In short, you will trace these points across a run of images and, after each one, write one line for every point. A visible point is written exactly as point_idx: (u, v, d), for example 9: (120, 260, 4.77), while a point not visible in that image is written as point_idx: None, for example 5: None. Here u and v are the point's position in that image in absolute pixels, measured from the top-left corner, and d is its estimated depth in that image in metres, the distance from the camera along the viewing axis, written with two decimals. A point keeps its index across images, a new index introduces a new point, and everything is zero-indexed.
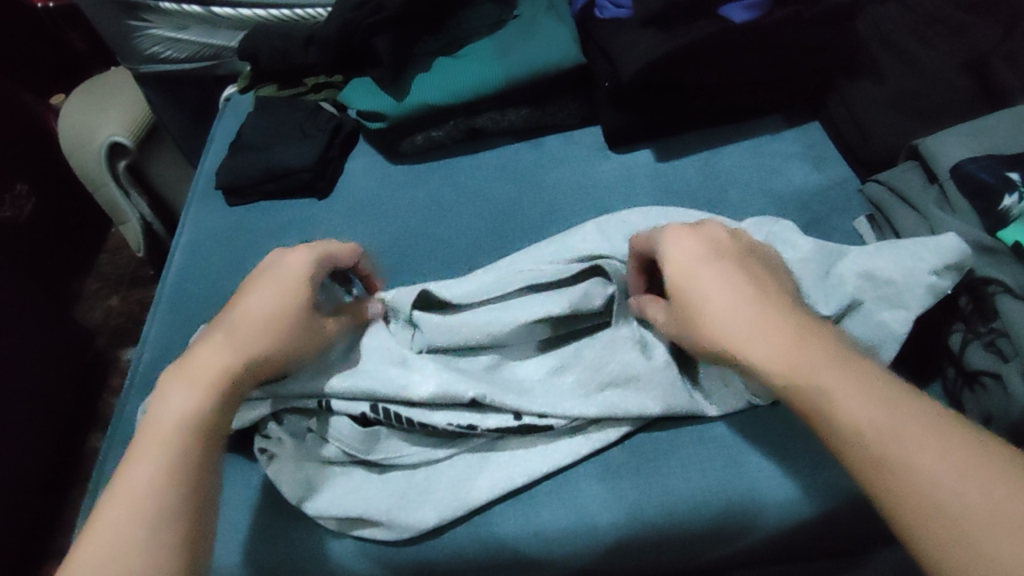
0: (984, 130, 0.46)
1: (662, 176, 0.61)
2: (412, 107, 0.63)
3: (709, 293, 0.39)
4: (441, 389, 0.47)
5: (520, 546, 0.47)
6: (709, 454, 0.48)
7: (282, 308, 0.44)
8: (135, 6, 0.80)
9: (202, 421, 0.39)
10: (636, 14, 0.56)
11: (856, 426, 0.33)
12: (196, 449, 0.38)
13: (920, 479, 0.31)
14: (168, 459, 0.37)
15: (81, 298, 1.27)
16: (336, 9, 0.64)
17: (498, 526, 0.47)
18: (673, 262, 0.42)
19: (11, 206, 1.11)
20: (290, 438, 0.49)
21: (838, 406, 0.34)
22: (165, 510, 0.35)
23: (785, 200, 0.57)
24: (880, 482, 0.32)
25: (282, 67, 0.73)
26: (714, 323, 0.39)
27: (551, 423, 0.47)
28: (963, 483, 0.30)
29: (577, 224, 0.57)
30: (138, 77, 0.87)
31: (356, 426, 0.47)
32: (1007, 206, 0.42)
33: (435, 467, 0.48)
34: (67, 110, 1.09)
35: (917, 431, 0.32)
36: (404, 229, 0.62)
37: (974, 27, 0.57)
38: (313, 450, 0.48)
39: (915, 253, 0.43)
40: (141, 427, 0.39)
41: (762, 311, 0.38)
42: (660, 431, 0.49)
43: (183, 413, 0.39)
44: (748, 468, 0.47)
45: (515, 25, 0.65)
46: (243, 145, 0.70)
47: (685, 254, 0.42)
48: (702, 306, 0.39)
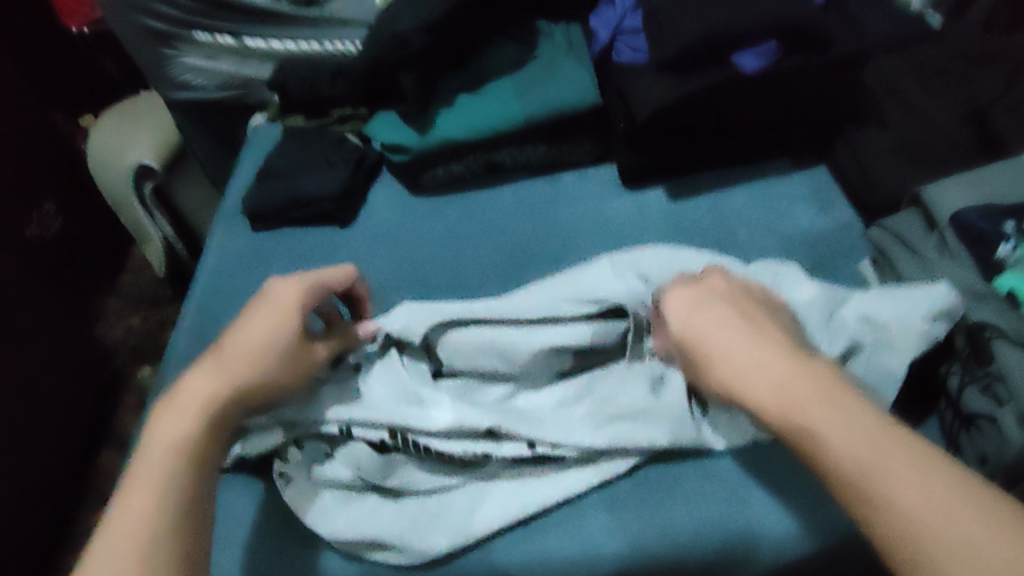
0: (985, 180, 0.48)
1: (673, 215, 0.63)
2: (435, 141, 0.66)
3: (704, 330, 0.41)
4: (459, 419, 0.49)
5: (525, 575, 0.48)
6: (712, 489, 0.49)
7: (278, 342, 0.45)
8: (170, 36, 0.84)
9: (190, 447, 0.40)
10: (652, 60, 0.59)
11: (842, 452, 0.33)
12: (190, 476, 0.39)
13: (897, 510, 0.31)
14: (162, 487, 0.38)
15: (102, 315, 1.30)
16: (365, 47, 0.67)
17: (506, 553, 0.48)
18: (680, 299, 0.43)
19: (39, 224, 1.14)
20: (308, 462, 0.50)
21: (828, 441, 0.34)
22: (158, 529, 0.36)
23: (793, 240, 0.59)
24: (866, 515, 0.32)
25: (310, 99, 0.76)
26: (718, 355, 0.40)
27: (562, 452, 0.49)
28: (943, 517, 0.30)
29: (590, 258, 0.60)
30: (170, 103, 0.91)
31: (374, 452, 0.49)
32: (1002, 254, 0.44)
33: (447, 494, 0.50)
34: (97, 132, 1.13)
35: (907, 462, 0.32)
36: (419, 261, 0.64)
37: (978, 79, 0.60)
38: (328, 475, 0.50)
39: (909, 295, 0.45)
40: (139, 453, 0.40)
41: (761, 345, 0.39)
42: (664, 466, 0.51)
43: (174, 442, 0.40)
44: (751, 504, 0.48)
45: (536, 65, 0.68)
46: (270, 173, 0.72)
47: (693, 291, 0.43)
48: (704, 337, 0.41)
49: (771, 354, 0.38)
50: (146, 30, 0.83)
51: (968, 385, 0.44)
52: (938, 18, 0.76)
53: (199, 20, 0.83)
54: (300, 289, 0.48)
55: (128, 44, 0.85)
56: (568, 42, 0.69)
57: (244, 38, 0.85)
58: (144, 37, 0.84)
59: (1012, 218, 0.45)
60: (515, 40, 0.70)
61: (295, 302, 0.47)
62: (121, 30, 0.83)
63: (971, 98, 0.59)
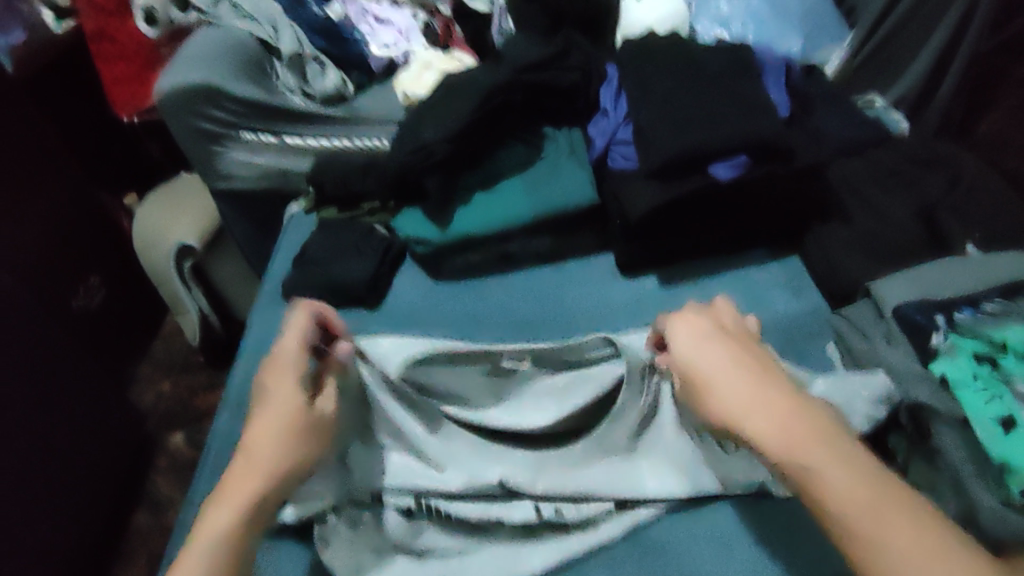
0: (920, 278, 0.58)
1: (665, 300, 0.71)
2: (454, 236, 0.76)
3: (707, 364, 0.50)
4: (471, 481, 0.59)
5: None
6: (699, 549, 0.56)
7: (292, 410, 0.52)
8: (219, 135, 0.96)
9: (235, 529, 0.47)
10: (641, 168, 0.69)
11: (834, 479, 0.43)
12: (233, 552, 0.46)
13: (869, 518, 0.41)
14: (214, 569, 0.45)
15: (136, 381, 1.38)
16: (394, 153, 0.77)
17: None
18: (685, 338, 0.52)
19: (85, 297, 1.24)
20: (346, 527, 0.57)
21: (824, 470, 0.43)
22: None
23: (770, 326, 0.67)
24: (850, 525, 0.42)
25: (343, 193, 0.86)
26: (723, 388, 0.49)
27: (562, 515, 0.58)
28: (904, 524, 0.41)
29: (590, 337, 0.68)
30: (215, 192, 1.02)
31: (403, 515, 0.58)
32: (935, 343, 0.53)
33: (467, 555, 0.56)
34: (143, 213, 1.24)
35: (878, 487, 0.42)
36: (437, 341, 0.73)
37: (925, 181, 0.69)
38: (364, 538, 0.57)
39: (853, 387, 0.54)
40: (192, 539, 0.46)
41: (757, 382, 0.48)
42: (656, 529, 0.58)
43: (221, 526, 0.47)
44: (734, 562, 0.54)
45: (542, 166, 0.78)
46: (308, 260, 0.82)
47: (693, 330, 0.53)
48: (709, 370, 0.50)
49: (762, 389, 0.47)
50: (199, 131, 0.95)
51: (914, 459, 0.53)
52: (900, 119, 0.86)
53: (247, 122, 0.95)
54: (292, 357, 0.55)
55: (182, 142, 0.96)
56: (570, 145, 0.79)
57: (284, 137, 0.98)
58: (196, 137, 0.95)
59: (941, 313, 0.54)
60: (523, 145, 0.80)
61: (293, 369, 0.55)
62: (177, 132, 0.95)
63: (919, 198, 0.68)
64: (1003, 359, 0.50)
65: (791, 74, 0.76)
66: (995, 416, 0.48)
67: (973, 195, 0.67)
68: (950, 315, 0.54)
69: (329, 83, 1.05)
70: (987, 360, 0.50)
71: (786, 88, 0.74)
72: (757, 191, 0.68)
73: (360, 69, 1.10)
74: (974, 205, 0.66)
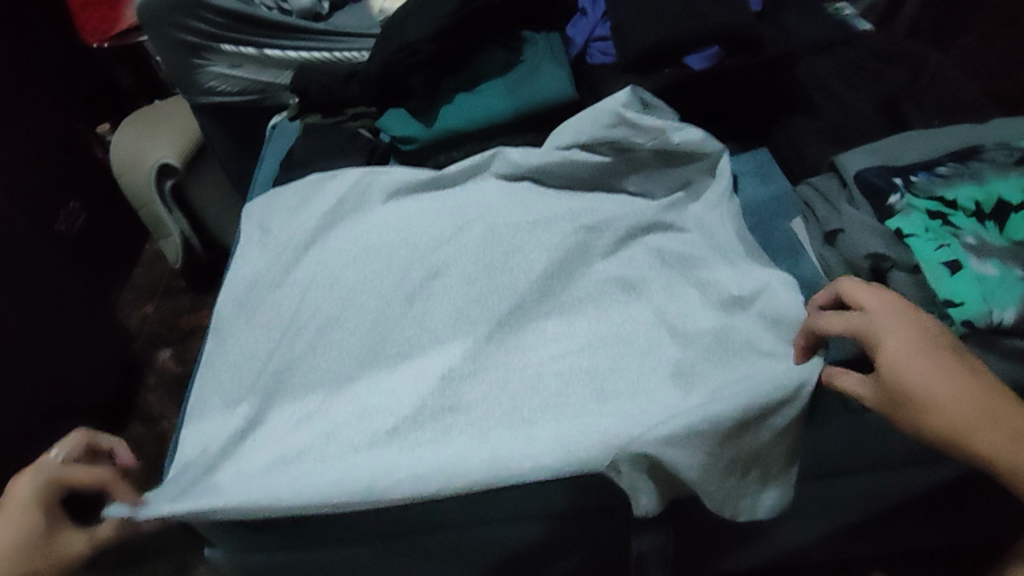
0: (886, 150, 0.60)
1: (671, 185, 0.69)
2: (439, 131, 0.77)
3: None
4: (537, 165, 0.69)
5: (592, 217, 0.66)
6: (618, 199, 0.69)
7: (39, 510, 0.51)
8: (200, 47, 0.96)
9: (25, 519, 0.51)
10: (618, 61, 0.70)
11: None
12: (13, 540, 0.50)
13: None
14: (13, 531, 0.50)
15: (119, 307, 1.39)
16: (378, 53, 0.78)
17: (606, 232, 0.65)
18: None
19: (66, 221, 1.24)
20: (531, 169, 0.70)
21: None
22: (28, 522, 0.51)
23: (725, 248, 0.63)
24: None
25: (327, 98, 0.88)
26: None
27: (585, 153, 0.68)
28: None
29: (311, 254, 0.69)
30: (196, 106, 1.02)
31: (518, 166, 0.70)
32: (893, 202, 0.54)
33: (564, 155, 0.68)
34: (120, 137, 1.24)
35: None
36: (276, 255, 0.70)
37: (888, 75, 0.71)
38: (499, 168, 0.71)
39: (659, 249, 0.64)
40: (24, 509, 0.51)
41: None
42: (606, 187, 0.70)
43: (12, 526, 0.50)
44: (708, 223, 0.65)
45: (523, 68, 0.79)
46: (293, 161, 0.83)
47: None
48: None
49: None
50: (180, 44, 0.95)
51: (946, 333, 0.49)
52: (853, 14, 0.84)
53: (227, 33, 0.96)
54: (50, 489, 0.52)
55: (159, 54, 0.96)
56: (551, 46, 0.80)
57: (266, 49, 0.97)
58: (178, 51, 0.95)
59: (899, 176, 0.56)
60: (504, 47, 0.81)
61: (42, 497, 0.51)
62: (158, 46, 0.95)
63: (883, 90, 0.70)
64: (953, 217, 0.52)
65: None
66: (946, 271, 0.50)
67: (933, 83, 0.69)
68: (906, 178, 0.55)
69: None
70: (1011, 205, 0.52)
71: None
72: (748, 77, 0.70)
73: None
74: (935, 93, 0.69)
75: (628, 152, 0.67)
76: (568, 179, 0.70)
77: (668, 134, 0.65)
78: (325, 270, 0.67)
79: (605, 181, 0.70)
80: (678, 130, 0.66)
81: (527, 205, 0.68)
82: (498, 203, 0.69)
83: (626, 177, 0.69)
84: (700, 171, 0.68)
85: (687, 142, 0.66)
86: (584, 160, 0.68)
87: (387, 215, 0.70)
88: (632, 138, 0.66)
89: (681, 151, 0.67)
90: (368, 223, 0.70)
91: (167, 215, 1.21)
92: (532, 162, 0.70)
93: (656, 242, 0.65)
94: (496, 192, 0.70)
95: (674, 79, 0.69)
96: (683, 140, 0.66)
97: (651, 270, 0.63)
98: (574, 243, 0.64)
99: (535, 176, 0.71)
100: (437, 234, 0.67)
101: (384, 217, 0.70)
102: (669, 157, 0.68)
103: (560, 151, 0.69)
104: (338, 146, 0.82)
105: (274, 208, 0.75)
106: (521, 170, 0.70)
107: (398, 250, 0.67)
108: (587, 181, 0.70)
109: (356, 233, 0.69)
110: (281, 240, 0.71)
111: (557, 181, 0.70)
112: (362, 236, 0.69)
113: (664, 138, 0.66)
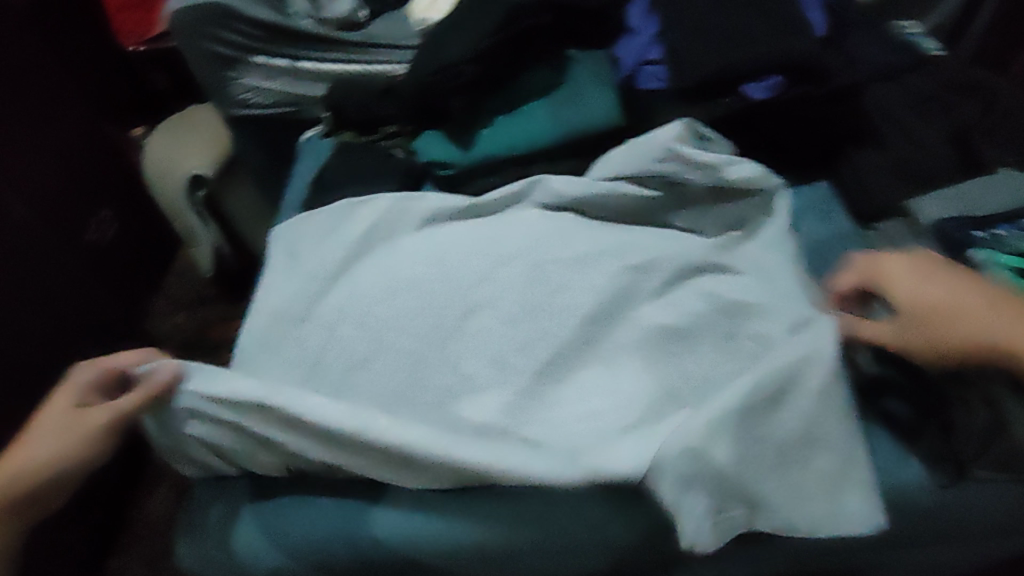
0: (958, 196, 0.61)
1: (728, 224, 0.65)
2: (479, 157, 0.74)
3: None
4: (582, 196, 0.66)
5: (642, 257, 0.62)
6: (669, 234, 0.65)
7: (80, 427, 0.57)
8: (234, 60, 0.94)
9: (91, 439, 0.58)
10: (672, 88, 0.66)
11: None
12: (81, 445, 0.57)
13: None
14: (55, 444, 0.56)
15: (150, 314, 1.39)
16: (417, 74, 0.75)
17: (656, 276, 0.61)
18: None
19: (97, 229, 1.23)
20: (574, 199, 0.66)
21: None
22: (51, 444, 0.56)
23: (784, 296, 0.59)
24: None
25: (363, 117, 0.85)
26: None
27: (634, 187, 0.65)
28: None
29: (340, 286, 0.66)
30: (229, 119, 1.01)
31: (560, 196, 0.67)
32: (976, 255, 0.56)
33: (610, 187, 0.65)
34: (153, 143, 1.23)
35: None
36: (305, 288, 0.67)
37: (959, 107, 0.67)
38: (540, 198, 0.67)
39: (712, 295, 0.60)
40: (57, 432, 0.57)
41: None
42: (655, 223, 0.66)
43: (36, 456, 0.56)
44: (766, 266, 0.61)
45: (567, 90, 0.75)
46: (327, 184, 0.80)
47: None
48: None
49: None
50: (214, 56, 0.93)
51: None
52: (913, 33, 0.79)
53: (264, 46, 0.94)
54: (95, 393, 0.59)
55: (195, 67, 0.95)
56: (596, 67, 0.76)
57: (301, 62, 0.95)
58: (213, 64, 0.94)
59: (981, 227, 0.58)
60: (547, 67, 0.77)
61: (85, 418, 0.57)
62: (192, 58, 0.94)
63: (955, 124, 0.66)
64: None
65: None
66: None
67: (1005, 119, 0.66)
68: (990, 231, 0.57)
69: (341, 9, 1.02)
70: None
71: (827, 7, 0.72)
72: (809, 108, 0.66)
73: None
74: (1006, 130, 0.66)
75: (681, 186, 0.64)
76: (614, 211, 0.66)
77: (725, 168, 0.62)
78: (357, 304, 0.64)
79: (654, 216, 0.66)
80: (735, 163, 0.62)
81: (571, 242, 0.64)
82: (541, 238, 0.64)
83: (675, 214, 0.66)
84: (759, 209, 0.64)
85: (749, 178, 0.62)
86: (632, 192, 0.64)
87: (422, 246, 0.67)
88: (685, 171, 0.63)
89: (739, 187, 0.63)
90: (401, 253, 0.67)
91: (196, 223, 1.21)
92: (577, 193, 0.66)
93: (709, 288, 0.61)
94: (538, 223, 0.66)
95: (731, 110, 0.65)
96: (743, 176, 0.62)
97: (704, 321, 0.59)
98: (621, 287, 0.61)
99: (579, 207, 0.67)
100: (475, 270, 0.63)
101: (420, 250, 0.67)
102: (724, 192, 0.64)
103: (606, 183, 0.65)
104: (373, 168, 0.79)
105: (303, 235, 0.73)
106: (564, 200, 0.67)
107: (430, 286, 0.63)
108: (634, 215, 0.66)
109: (388, 263, 0.66)
110: (309, 270, 0.68)
111: (602, 214, 0.67)
112: (396, 267, 0.65)
113: (718, 174, 0.62)
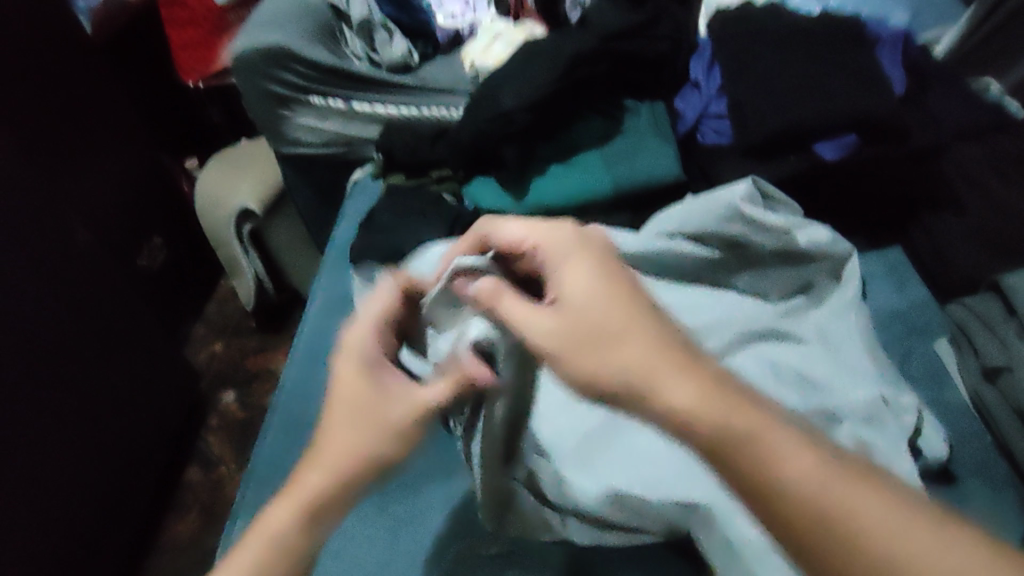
0: None
1: (792, 286, 0.61)
2: (532, 207, 0.72)
3: None
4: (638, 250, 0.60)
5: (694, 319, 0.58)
6: (726, 297, 0.61)
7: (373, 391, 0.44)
8: (288, 98, 0.95)
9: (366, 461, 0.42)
10: (736, 143, 0.64)
11: None
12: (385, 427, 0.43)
13: None
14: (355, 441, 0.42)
15: (189, 341, 1.39)
16: (472, 119, 0.74)
17: (712, 337, 0.57)
18: None
19: (148, 256, 1.26)
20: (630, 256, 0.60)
21: None
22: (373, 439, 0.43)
23: (851, 366, 0.55)
24: None
25: (413, 160, 0.84)
26: None
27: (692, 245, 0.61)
28: None
29: None
30: (282, 156, 1.01)
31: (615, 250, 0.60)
32: None
33: (667, 243, 0.60)
34: (205, 175, 1.25)
35: None
36: None
37: None
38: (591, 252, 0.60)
39: (774, 360, 0.56)
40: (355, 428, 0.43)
41: None
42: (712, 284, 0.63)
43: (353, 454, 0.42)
44: (829, 332, 0.58)
45: (625, 140, 0.73)
46: (375, 224, 0.79)
47: None
48: None
49: None
50: (271, 95, 0.94)
51: None
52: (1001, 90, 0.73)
53: (316, 86, 0.94)
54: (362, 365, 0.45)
55: (251, 104, 0.96)
56: (655, 118, 0.74)
57: (354, 102, 0.96)
58: (267, 101, 0.95)
59: None
60: (604, 116, 0.76)
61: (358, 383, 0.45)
62: (248, 96, 0.95)
63: None
64: None
65: (909, 47, 0.69)
66: None
67: None
68: None
69: (396, 52, 1.03)
70: None
71: (900, 61, 0.68)
72: (881, 170, 0.64)
73: (425, 37, 1.07)
74: None
75: (744, 245, 0.60)
76: (667, 269, 0.61)
77: (795, 231, 0.60)
78: None
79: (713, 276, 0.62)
80: (803, 226, 0.60)
81: None
82: None
83: (735, 274, 0.62)
84: (825, 275, 0.61)
85: (818, 241, 0.60)
86: (689, 249, 0.61)
87: None
88: (749, 229, 0.60)
89: (807, 250, 0.60)
90: None
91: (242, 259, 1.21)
92: (632, 248, 0.60)
93: (768, 352, 0.57)
94: None
95: (799, 169, 0.63)
96: (813, 239, 0.60)
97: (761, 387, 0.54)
98: None
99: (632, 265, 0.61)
100: None
101: None
102: (791, 254, 0.61)
103: (661, 238, 0.61)
104: (423, 211, 0.78)
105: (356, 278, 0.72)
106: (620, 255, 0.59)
107: None
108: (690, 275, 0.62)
109: None
110: None
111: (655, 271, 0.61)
112: None
113: (789, 236, 0.60)
